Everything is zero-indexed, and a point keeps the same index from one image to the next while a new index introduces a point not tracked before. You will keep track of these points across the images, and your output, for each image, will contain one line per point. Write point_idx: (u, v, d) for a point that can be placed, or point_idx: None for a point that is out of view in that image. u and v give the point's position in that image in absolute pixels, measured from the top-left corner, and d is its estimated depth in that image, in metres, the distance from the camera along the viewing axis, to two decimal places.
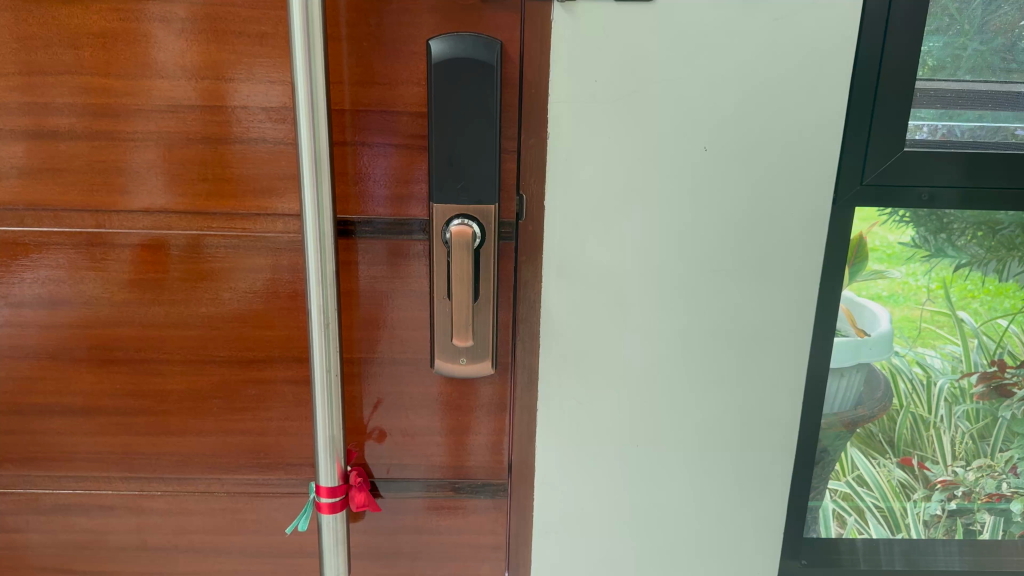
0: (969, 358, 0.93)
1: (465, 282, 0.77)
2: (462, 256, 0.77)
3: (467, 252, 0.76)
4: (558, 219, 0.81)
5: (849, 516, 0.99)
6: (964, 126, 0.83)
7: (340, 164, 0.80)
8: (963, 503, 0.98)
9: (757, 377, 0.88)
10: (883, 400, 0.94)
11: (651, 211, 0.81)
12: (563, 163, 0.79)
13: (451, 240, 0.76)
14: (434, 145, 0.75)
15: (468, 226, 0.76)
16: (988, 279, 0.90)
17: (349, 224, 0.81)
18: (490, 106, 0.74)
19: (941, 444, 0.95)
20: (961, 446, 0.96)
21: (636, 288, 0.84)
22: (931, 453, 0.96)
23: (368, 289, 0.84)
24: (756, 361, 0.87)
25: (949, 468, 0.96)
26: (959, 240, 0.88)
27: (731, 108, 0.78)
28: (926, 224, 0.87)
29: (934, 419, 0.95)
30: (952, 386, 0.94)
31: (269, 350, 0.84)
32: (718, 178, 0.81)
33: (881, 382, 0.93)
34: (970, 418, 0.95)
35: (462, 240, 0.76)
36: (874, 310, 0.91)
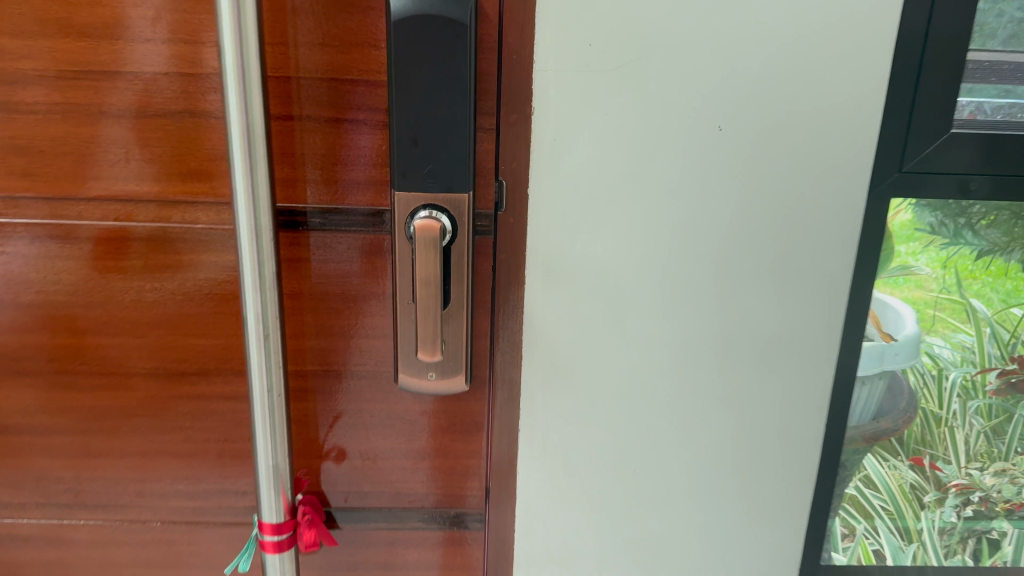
0: (981, 351, 0.81)
1: (432, 285, 0.65)
2: (432, 261, 0.64)
3: (434, 252, 0.64)
4: (543, 212, 0.68)
5: (857, 523, 0.86)
6: (992, 102, 0.71)
7: (284, 142, 0.66)
8: (979, 509, 0.87)
9: (773, 394, 0.76)
10: (906, 410, 0.82)
11: (651, 201, 0.69)
12: (551, 144, 0.67)
13: (417, 239, 0.64)
14: (394, 121, 0.62)
15: (435, 220, 0.64)
16: (1008, 263, 0.78)
17: (298, 215, 0.67)
18: (463, 75, 0.62)
19: (953, 443, 0.84)
20: (975, 447, 0.84)
21: (631, 291, 0.72)
22: (942, 452, 0.84)
23: (322, 292, 0.70)
24: (774, 376, 0.75)
25: (965, 470, 0.85)
26: (979, 224, 0.76)
27: (748, 81, 0.65)
28: (943, 207, 0.74)
29: (945, 415, 0.83)
30: (964, 379, 0.82)
31: (202, 361, 0.72)
32: (734, 164, 0.68)
33: (905, 391, 0.82)
34: (983, 414, 0.83)
35: (432, 240, 0.64)
36: (898, 310, 0.79)
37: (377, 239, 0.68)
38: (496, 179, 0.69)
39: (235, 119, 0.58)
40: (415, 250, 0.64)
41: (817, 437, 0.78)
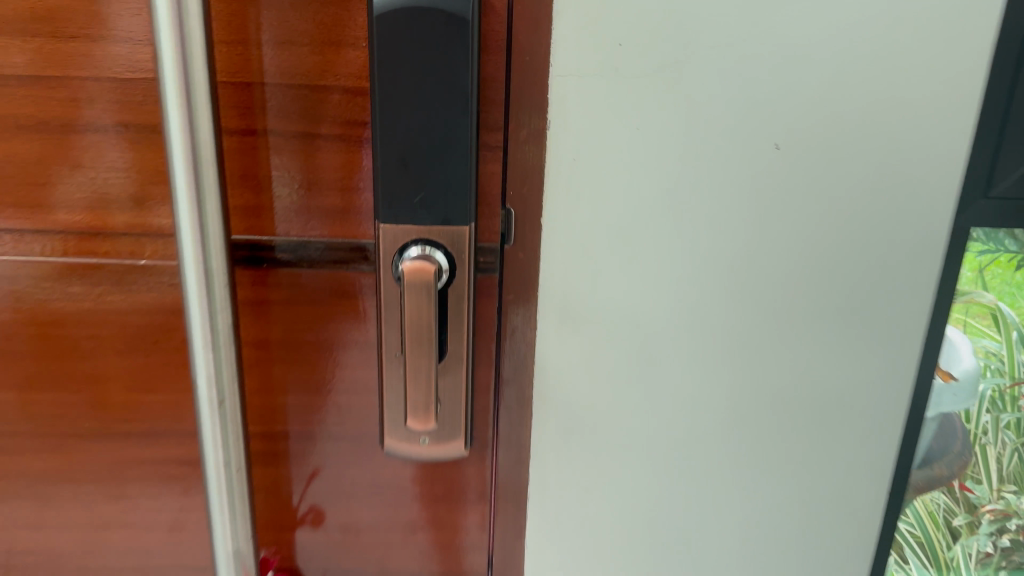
0: (1013, 360, 0.68)
1: (424, 339, 0.53)
2: (425, 317, 0.53)
3: (428, 306, 0.52)
4: (558, 246, 0.56)
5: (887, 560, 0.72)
6: None
7: (245, 162, 0.54)
8: (1017, 538, 0.75)
9: (831, 458, 0.64)
10: (962, 454, 0.71)
11: (689, 234, 0.57)
12: (570, 166, 0.54)
13: (406, 287, 0.52)
14: (379, 140, 0.51)
15: (429, 261, 0.52)
16: None
17: (262, 250, 0.55)
18: (463, 83, 0.50)
19: (986, 464, 0.72)
20: (1011, 467, 0.72)
21: (662, 341, 0.60)
22: (972, 472, 0.72)
23: (291, 339, 0.58)
24: (833, 438, 0.63)
25: (998, 494, 0.73)
26: None
27: (814, 89, 0.53)
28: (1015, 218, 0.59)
29: (975, 431, 0.70)
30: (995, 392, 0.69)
31: (152, 419, 0.60)
32: (793, 191, 0.56)
33: (959, 430, 0.69)
34: (1017, 428, 0.70)
35: (426, 289, 0.52)
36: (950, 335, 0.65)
37: (353, 277, 0.56)
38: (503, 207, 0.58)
39: (177, 145, 0.46)
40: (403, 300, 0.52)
41: (876, 508, 0.66)
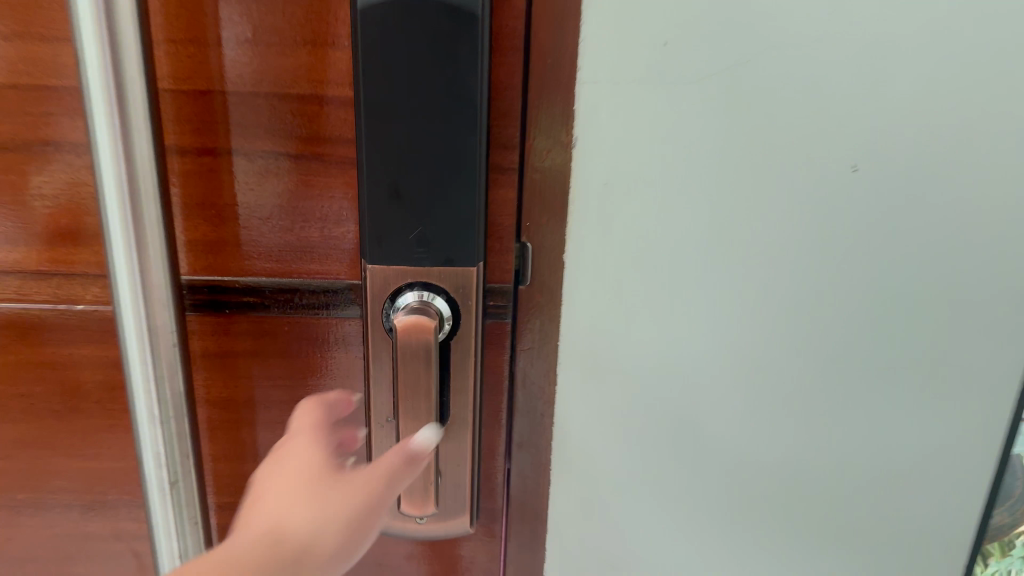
0: None
1: (422, 406, 0.44)
2: (426, 380, 0.43)
3: (429, 370, 0.42)
4: (583, 288, 0.47)
5: None
6: None
7: (202, 188, 0.44)
8: None
9: (904, 535, 0.53)
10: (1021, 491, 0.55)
11: (744, 275, 0.47)
12: (600, 193, 0.44)
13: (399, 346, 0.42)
14: (366, 164, 0.41)
15: (427, 314, 0.42)
16: None
17: (224, 294, 0.46)
18: (469, 94, 0.40)
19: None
20: None
21: (706, 400, 0.50)
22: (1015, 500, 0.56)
23: (262, 396, 0.49)
24: (907, 512, 0.53)
25: None
26: None
27: (902, 98, 0.43)
28: None
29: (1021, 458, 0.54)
30: None
31: (97, 488, 0.51)
32: (872, 223, 0.46)
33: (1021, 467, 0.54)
34: None
35: (426, 348, 0.42)
36: None
37: (331, 323, 0.47)
38: (517, 241, 0.47)
39: (107, 175, 0.38)
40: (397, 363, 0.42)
41: None
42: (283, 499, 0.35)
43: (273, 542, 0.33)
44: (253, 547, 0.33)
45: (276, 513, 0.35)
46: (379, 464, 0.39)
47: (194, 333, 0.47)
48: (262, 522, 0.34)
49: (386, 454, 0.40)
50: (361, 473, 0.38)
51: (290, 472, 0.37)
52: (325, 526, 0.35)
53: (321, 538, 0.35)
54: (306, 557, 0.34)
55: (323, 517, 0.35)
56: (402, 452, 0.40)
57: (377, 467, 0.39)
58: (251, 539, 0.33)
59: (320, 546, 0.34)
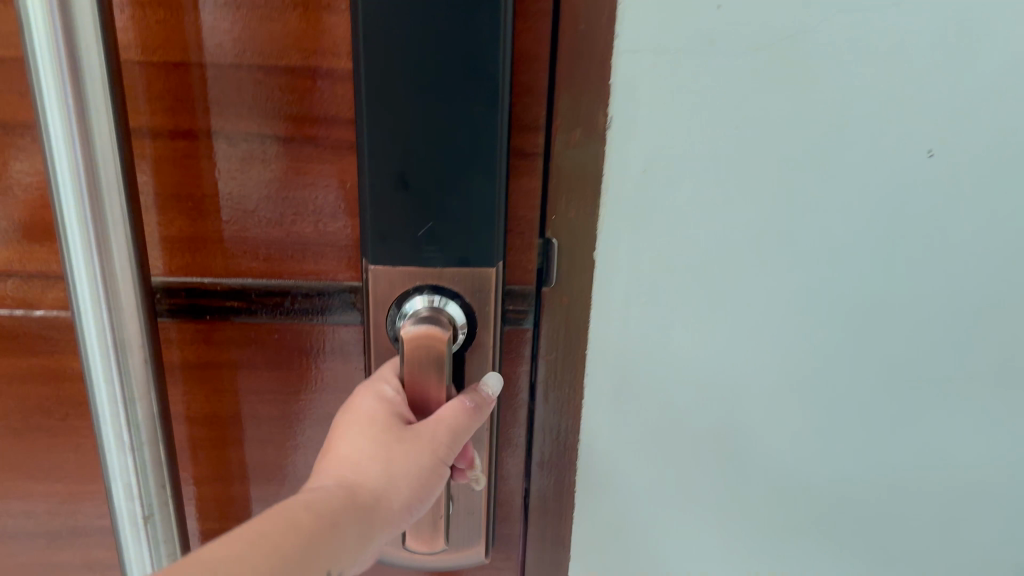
0: None
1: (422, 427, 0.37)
2: (428, 405, 0.37)
3: (433, 394, 0.37)
4: (614, 291, 0.41)
5: None
6: None
7: (177, 176, 0.38)
8: None
9: (956, 549, 0.49)
10: None
11: (802, 276, 0.41)
12: (638, 182, 0.38)
13: (408, 361, 0.36)
14: (369, 149, 0.35)
15: (439, 325, 0.36)
16: None
17: (206, 298, 0.40)
18: (491, 65, 0.34)
19: None
20: None
21: (752, 416, 0.44)
22: None
23: (250, 412, 0.43)
24: (960, 525, 0.48)
25: None
26: None
27: (993, 74, 0.37)
28: None
29: None
30: None
31: (63, 512, 0.45)
32: (949, 216, 0.40)
33: None
34: None
35: (436, 367, 0.36)
36: None
37: (326, 330, 0.41)
38: (540, 236, 0.41)
39: (60, 163, 0.32)
40: (402, 379, 0.36)
41: None
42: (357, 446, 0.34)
43: (347, 491, 0.32)
44: (326, 495, 0.31)
45: (351, 462, 0.34)
46: (449, 401, 0.36)
47: (173, 342, 0.41)
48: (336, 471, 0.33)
49: (453, 399, 0.37)
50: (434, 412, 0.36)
51: (360, 416, 0.35)
52: (399, 479, 0.33)
53: (393, 490, 0.33)
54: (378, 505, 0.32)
55: (394, 466, 0.34)
56: (471, 400, 0.37)
57: (448, 404, 0.36)
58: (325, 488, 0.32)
59: (389, 503, 0.33)
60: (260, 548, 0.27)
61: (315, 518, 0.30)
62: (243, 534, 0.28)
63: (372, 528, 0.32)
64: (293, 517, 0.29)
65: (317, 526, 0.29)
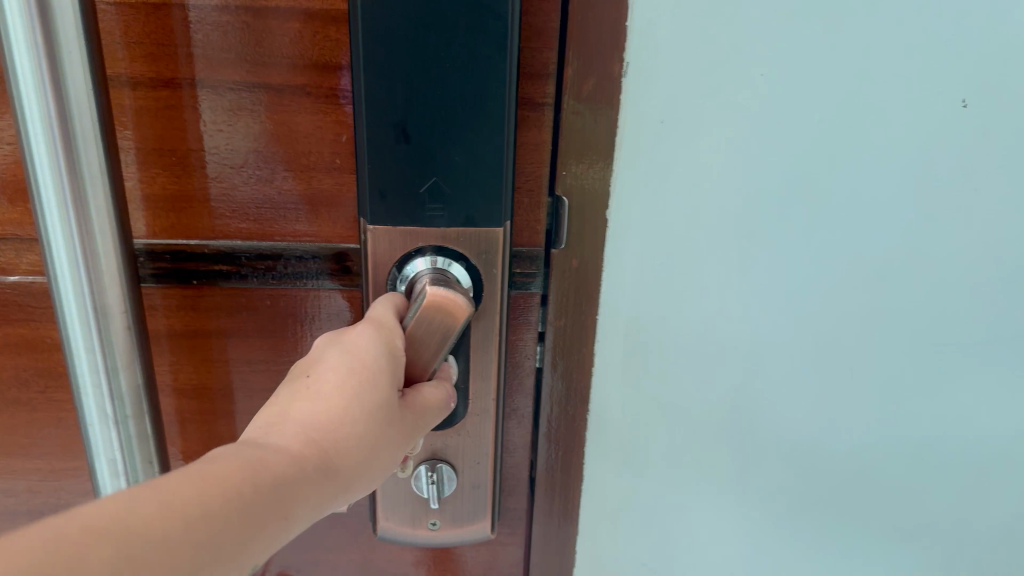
0: None
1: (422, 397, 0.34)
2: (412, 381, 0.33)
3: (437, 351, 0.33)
4: (628, 255, 0.38)
5: None
6: None
7: (159, 130, 0.35)
8: None
9: (980, 524, 0.47)
10: None
11: (827, 236, 0.39)
12: (653, 136, 0.36)
13: (413, 314, 0.33)
14: (368, 98, 0.32)
15: (457, 297, 0.34)
16: None
17: (193, 262, 0.37)
18: (500, 5, 0.31)
19: None
20: None
21: (772, 386, 0.42)
22: None
23: (242, 384, 0.41)
24: (984, 501, 0.46)
25: None
26: None
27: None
28: None
29: None
30: None
31: (44, 488, 0.43)
32: (986, 172, 0.38)
33: None
34: None
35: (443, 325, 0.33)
36: None
37: (321, 296, 0.39)
38: (551, 195, 0.40)
39: (31, 111, 0.29)
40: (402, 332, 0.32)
41: None
42: (333, 399, 0.27)
43: (320, 454, 0.25)
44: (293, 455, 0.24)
45: (323, 415, 0.26)
46: (426, 382, 0.33)
47: (157, 309, 0.38)
48: (309, 419, 0.25)
49: (429, 391, 0.33)
50: (419, 391, 0.32)
51: (339, 364, 0.28)
52: (369, 458, 0.27)
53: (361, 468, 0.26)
54: (343, 483, 0.25)
55: (371, 440, 0.27)
56: (444, 397, 0.33)
57: (428, 386, 0.33)
58: (291, 442, 0.24)
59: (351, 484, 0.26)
60: (209, 528, 0.19)
61: (287, 478, 0.23)
62: (208, 470, 0.21)
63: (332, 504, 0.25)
64: (258, 470, 0.22)
65: (282, 501, 0.22)
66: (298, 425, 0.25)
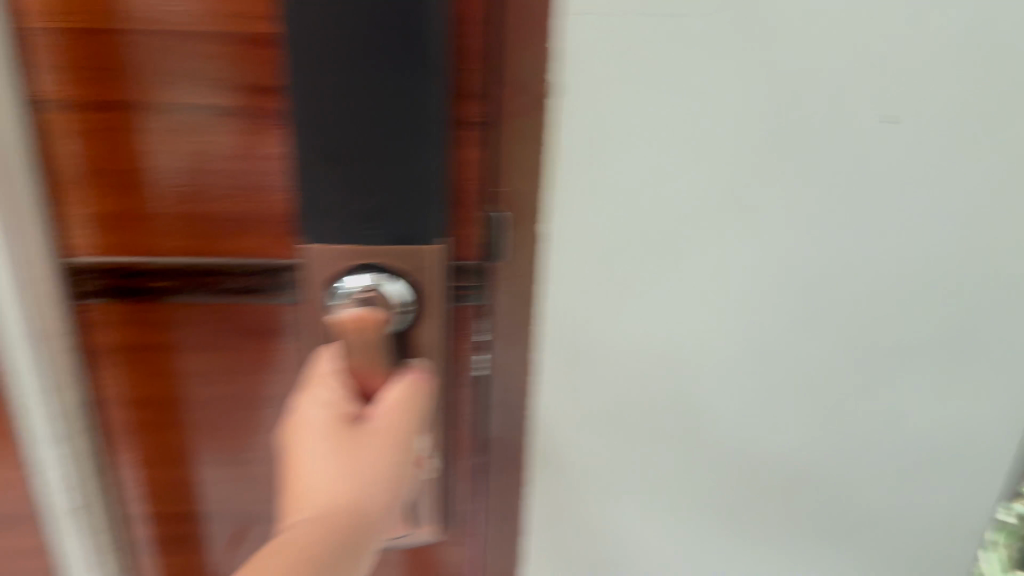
0: None
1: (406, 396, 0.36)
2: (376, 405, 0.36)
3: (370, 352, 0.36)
4: (560, 261, 0.40)
5: None
6: None
7: (98, 151, 0.36)
8: None
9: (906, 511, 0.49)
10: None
11: (755, 245, 0.40)
12: (580, 153, 0.37)
13: (342, 339, 0.36)
14: (301, 131, 0.33)
15: (373, 300, 0.36)
16: None
17: (139, 278, 0.38)
18: (424, 40, 0.32)
19: None
20: None
21: (704, 385, 0.44)
22: None
23: (192, 391, 0.42)
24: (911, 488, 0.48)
25: None
26: None
27: (959, 34, 0.35)
28: None
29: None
30: None
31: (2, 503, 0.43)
32: (908, 185, 0.39)
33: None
34: None
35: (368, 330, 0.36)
36: None
37: (263, 310, 0.40)
38: (485, 209, 0.39)
39: None
40: (340, 363, 0.36)
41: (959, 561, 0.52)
42: (342, 470, 0.32)
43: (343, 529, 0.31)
44: (314, 545, 0.30)
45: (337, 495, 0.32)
46: (391, 391, 0.36)
47: (108, 324, 0.40)
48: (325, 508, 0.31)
49: (398, 393, 0.36)
50: (389, 402, 0.35)
51: (330, 438, 0.33)
52: (381, 507, 0.33)
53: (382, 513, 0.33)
54: (364, 540, 0.32)
55: (385, 482, 0.33)
56: (413, 388, 0.36)
57: (402, 386, 0.36)
58: (322, 528, 0.31)
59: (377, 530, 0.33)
60: None
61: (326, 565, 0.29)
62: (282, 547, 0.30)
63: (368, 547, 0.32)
64: (309, 562, 0.29)
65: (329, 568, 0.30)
66: (320, 507, 0.32)
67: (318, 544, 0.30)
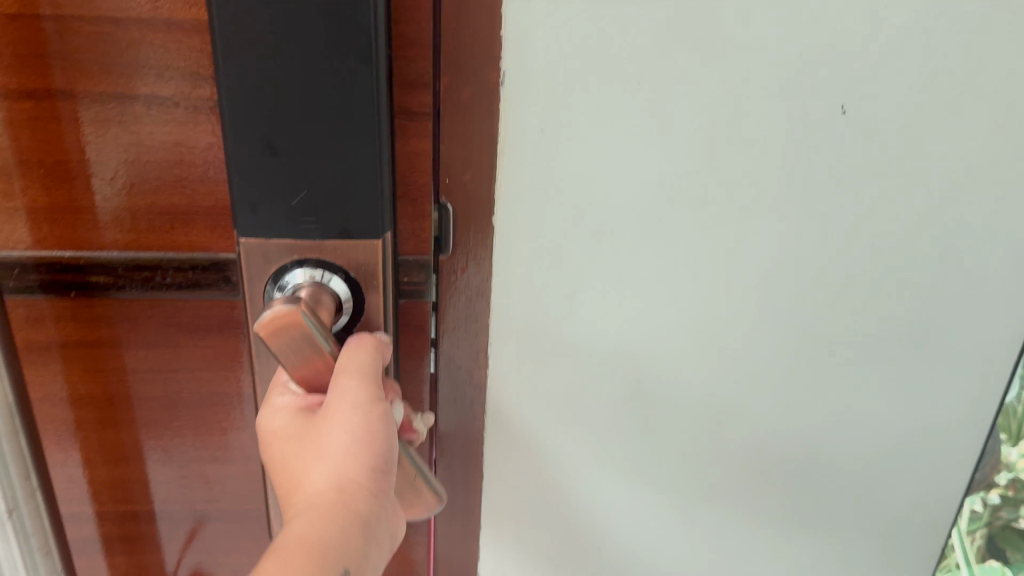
0: None
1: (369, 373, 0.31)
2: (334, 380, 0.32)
3: (324, 356, 0.31)
4: (516, 255, 0.39)
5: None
6: None
7: (30, 141, 0.34)
8: None
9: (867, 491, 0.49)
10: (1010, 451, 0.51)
11: (715, 236, 0.40)
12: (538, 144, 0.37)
13: (274, 351, 0.31)
14: (234, 124, 0.32)
15: (290, 306, 0.30)
16: None
17: (75, 272, 0.37)
18: (360, 28, 0.31)
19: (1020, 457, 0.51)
20: None
21: (666, 369, 0.44)
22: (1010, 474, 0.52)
23: (136, 388, 0.40)
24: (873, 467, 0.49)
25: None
26: None
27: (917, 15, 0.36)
28: None
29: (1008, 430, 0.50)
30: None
31: None
32: (865, 170, 0.39)
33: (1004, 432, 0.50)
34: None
35: (296, 336, 0.30)
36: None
37: (186, 305, 0.38)
38: (436, 203, 0.38)
39: None
40: (287, 368, 0.31)
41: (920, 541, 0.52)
42: (320, 446, 0.29)
43: (343, 498, 0.27)
44: (312, 523, 0.26)
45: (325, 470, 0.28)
46: (343, 356, 0.32)
47: (49, 319, 0.38)
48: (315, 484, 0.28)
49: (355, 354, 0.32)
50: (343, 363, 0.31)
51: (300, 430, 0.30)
52: (383, 465, 0.29)
53: (381, 471, 0.29)
54: (375, 503, 0.28)
55: (379, 433, 0.30)
56: (364, 346, 0.33)
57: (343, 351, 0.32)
58: (317, 503, 0.27)
59: (383, 493, 0.29)
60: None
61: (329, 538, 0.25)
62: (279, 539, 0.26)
63: (382, 512, 0.28)
64: (307, 539, 0.25)
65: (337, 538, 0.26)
66: (310, 490, 0.28)
67: (316, 520, 0.26)
